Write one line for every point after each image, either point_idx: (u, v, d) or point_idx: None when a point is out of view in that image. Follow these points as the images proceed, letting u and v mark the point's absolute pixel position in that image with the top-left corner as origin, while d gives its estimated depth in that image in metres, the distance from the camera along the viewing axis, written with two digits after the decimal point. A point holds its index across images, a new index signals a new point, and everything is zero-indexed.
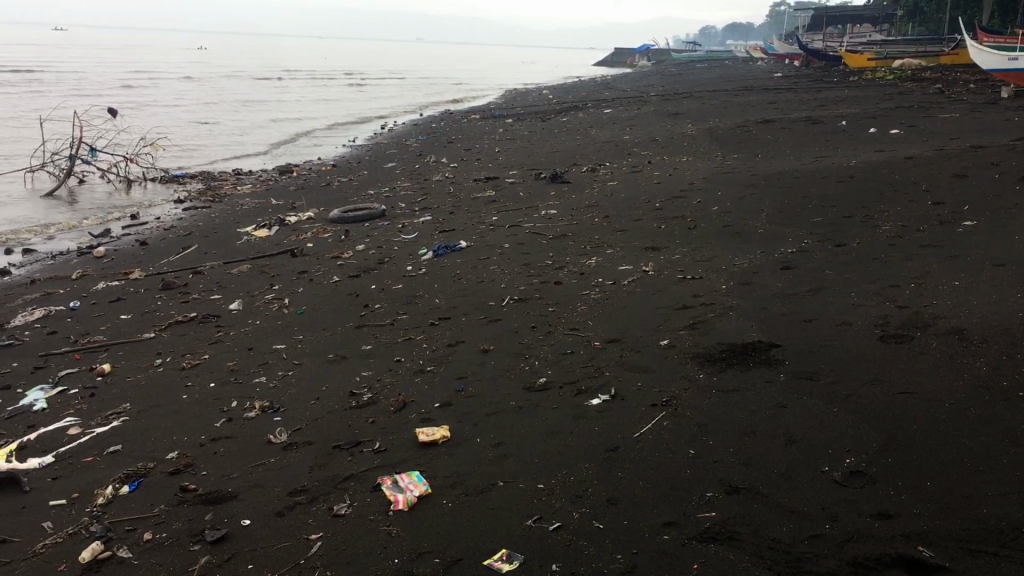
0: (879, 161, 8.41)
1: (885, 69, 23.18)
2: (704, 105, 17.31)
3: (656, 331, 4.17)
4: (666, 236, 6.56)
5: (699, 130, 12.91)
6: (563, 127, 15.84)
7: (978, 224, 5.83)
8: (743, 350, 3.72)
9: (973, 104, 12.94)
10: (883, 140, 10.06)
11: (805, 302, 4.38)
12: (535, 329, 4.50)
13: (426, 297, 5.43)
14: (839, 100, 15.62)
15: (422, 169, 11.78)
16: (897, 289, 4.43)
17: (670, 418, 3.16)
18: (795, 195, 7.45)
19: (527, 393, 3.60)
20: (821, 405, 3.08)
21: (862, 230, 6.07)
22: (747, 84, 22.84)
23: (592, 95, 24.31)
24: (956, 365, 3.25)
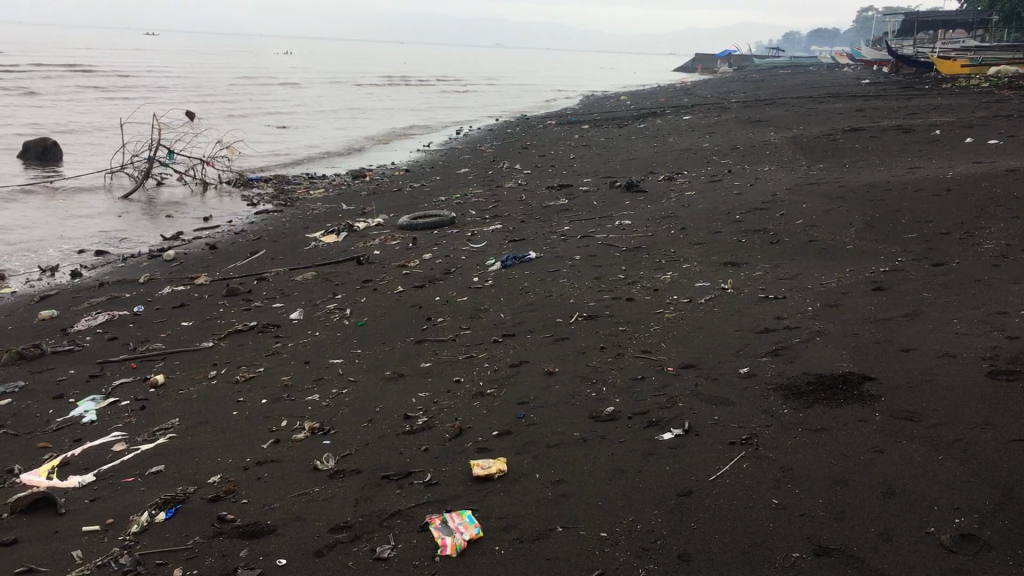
0: (977, 173, 7.90)
1: (979, 76, 22.23)
2: (787, 112, 16.76)
3: (734, 358, 3.86)
4: (745, 250, 6.22)
5: (782, 139, 12.45)
6: (641, 133, 15.53)
7: None
8: (832, 382, 3.39)
9: None
10: (980, 151, 9.50)
11: (901, 328, 4.01)
12: (604, 350, 4.22)
13: (490, 311, 5.21)
14: (930, 108, 14.93)
15: (495, 175, 11.60)
16: (1004, 316, 4.02)
17: (748, 459, 2.86)
18: (886, 208, 7.02)
19: (593, 423, 3.34)
20: (923, 452, 2.74)
21: (961, 248, 5.64)
22: (832, 91, 22.11)
23: (671, 101, 23.87)
24: None
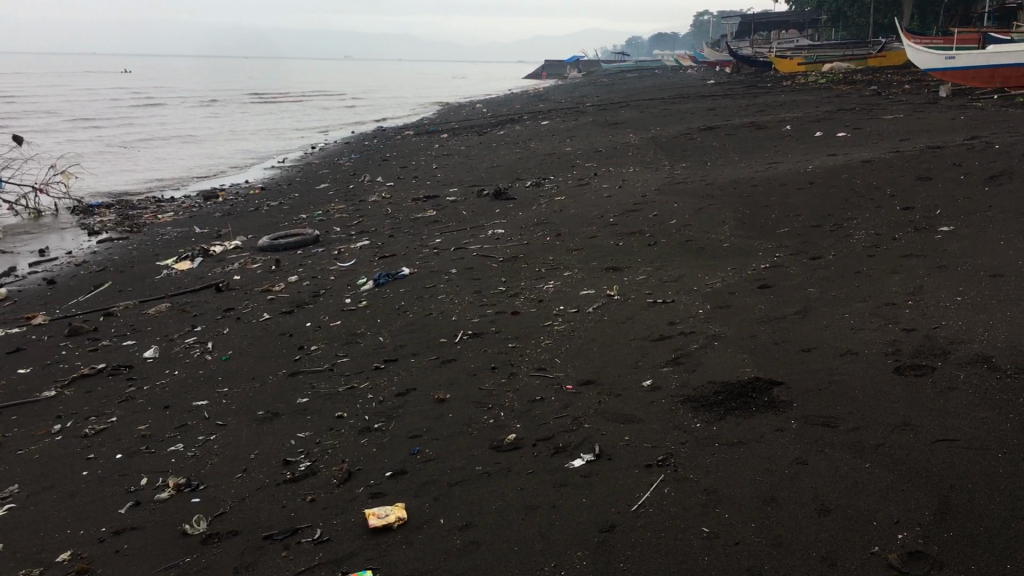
0: (836, 165, 8.05)
1: (816, 73, 23.21)
2: (642, 114, 16.96)
3: (634, 370, 3.66)
4: (624, 254, 6.08)
5: (642, 140, 12.51)
6: (502, 139, 15.39)
7: (957, 229, 5.46)
8: (740, 389, 3.22)
9: (914, 103, 12.76)
10: (833, 143, 9.75)
11: (797, 325, 3.90)
12: (495, 371, 3.95)
13: (368, 335, 4.86)
14: (777, 105, 15.38)
15: (356, 189, 11.17)
16: (895, 306, 3.96)
17: (669, 483, 2.64)
18: (755, 204, 7.04)
19: (494, 455, 3.06)
20: (849, 460, 2.59)
21: (835, 240, 5.66)
22: (681, 93, 22.65)
23: (527, 107, 23.90)
24: (994, 399, 2.76)
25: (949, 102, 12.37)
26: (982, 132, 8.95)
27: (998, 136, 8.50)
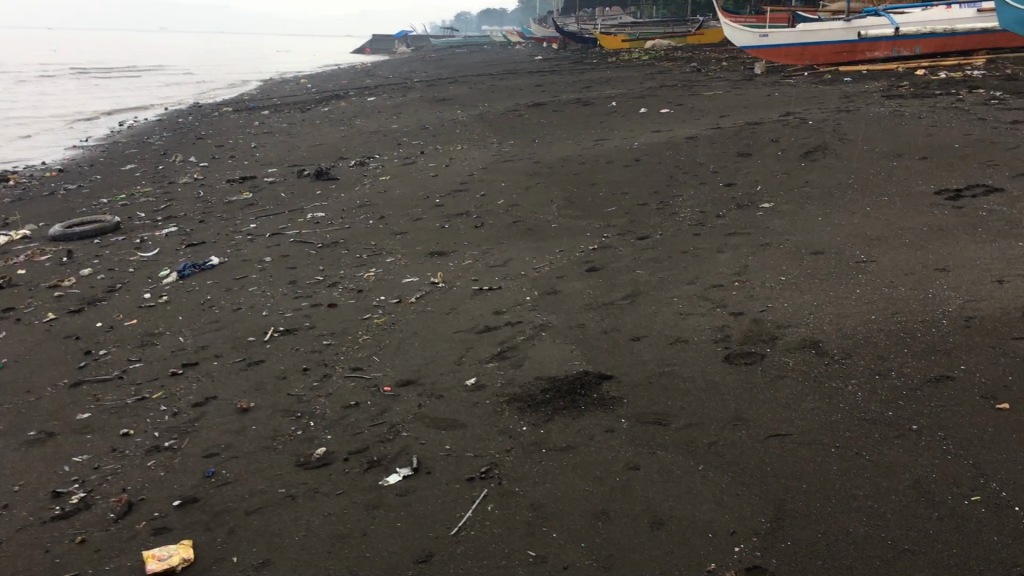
0: (661, 142, 8.06)
1: (639, 50, 23.68)
2: (470, 90, 16.70)
3: (458, 367, 3.40)
4: (450, 237, 5.81)
5: (469, 117, 12.26)
6: (326, 116, 14.80)
7: (777, 205, 5.49)
8: (568, 386, 3.01)
9: (731, 80, 13.09)
10: (657, 119, 9.82)
11: (625, 311, 3.74)
12: (307, 373, 3.60)
13: (167, 335, 4.38)
14: (602, 81, 15.48)
15: (166, 171, 10.37)
16: (722, 287, 3.87)
17: (492, 499, 2.40)
18: (583, 181, 6.92)
19: (300, 475, 2.73)
20: (683, 463, 2.41)
21: (661, 219, 5.59)
22: (509, 69, 22.55)
23: (354, 82, 23.20)
24: (823, 386, 2.65)
25: (765, 79, 12.77)
26: (796, 108, 9.22)
27: (811, 112, 8.76)
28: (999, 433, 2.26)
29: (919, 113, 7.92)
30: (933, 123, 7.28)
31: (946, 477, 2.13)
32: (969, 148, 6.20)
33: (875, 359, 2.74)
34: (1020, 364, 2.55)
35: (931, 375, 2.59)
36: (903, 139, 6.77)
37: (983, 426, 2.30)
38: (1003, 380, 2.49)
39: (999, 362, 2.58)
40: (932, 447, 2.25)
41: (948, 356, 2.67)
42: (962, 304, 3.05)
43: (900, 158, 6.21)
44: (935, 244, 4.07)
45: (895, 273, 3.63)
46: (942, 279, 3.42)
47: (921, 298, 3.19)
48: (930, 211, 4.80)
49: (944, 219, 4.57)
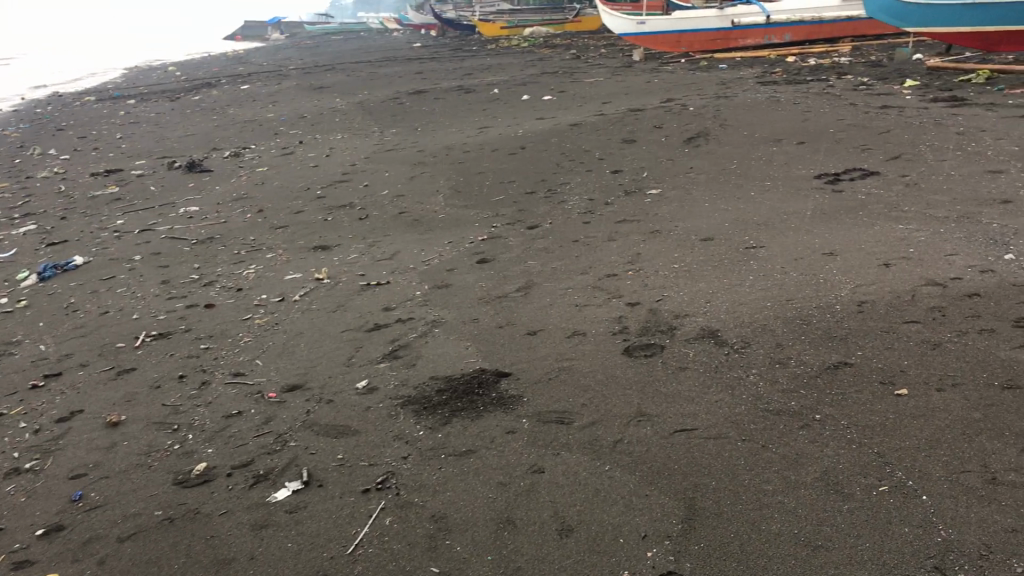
0: (545, 129, 8.01)
1: (518, 37, 23.67)
2: (348, 78, 16.33)
3: (347, 369, 3.22)
4: (333, 230, 5.59)
5: (349, 105, 11.96)
6: (198, 105, 14.21)
7: (663, 192, 5.50)
8: (465, 386, 2.89)
9: (611, 67, 13.19)
10: (540, 106, 9.78)
11: (519, 304, 3.64)
12: (184, 381, 3.35)
13: (26, 344, 4.03)
14: (482, 68, 15.38)
15: (22, 164, 9.71)
16: (616, 277, 3.81)
17: (391, 511, 2.25)
18: (468, 170, 6.80)
19: (179, 494, 2.52)
20: (588, 463, 2.32)
21: (549, 207, 5.52)
22: (387, 56, 22.19)
23: (226, 70, 22.38)
24: (725, 377, 2.60)
25: (643, 65, 12.92)
26: (675, 95, 9.33)
27: (690, 98, 8.87)
28: (900, 419, 2.25)
29: (793, 99, 8.12)
30: (808, 108, 7.47)
31: (853, 466, 2.10)
32: (843, 133, 6.37)
33: (774, 348, 2.72)
34: (914, 348, 2.57)
35: (830, 362, 2.57)
36: (781, 124, 6.91)
37: (885, 412, 2.29)
38: (900, 364, 2.50)
39: (894, 347, 2.59)
40: (837, 437, 2.22)
41: (844, 342, 2.67)
42: (853, 288, 3.07)
43: (779, 143, 6.33)
44: (819, 228, 4.13)
45: (785, 258, 3.65)
46: (831, 263, 3.45)
47: (813, 283, 3.20)
48: (811, 195, 4.88)
49: (826, 203, 4.65)
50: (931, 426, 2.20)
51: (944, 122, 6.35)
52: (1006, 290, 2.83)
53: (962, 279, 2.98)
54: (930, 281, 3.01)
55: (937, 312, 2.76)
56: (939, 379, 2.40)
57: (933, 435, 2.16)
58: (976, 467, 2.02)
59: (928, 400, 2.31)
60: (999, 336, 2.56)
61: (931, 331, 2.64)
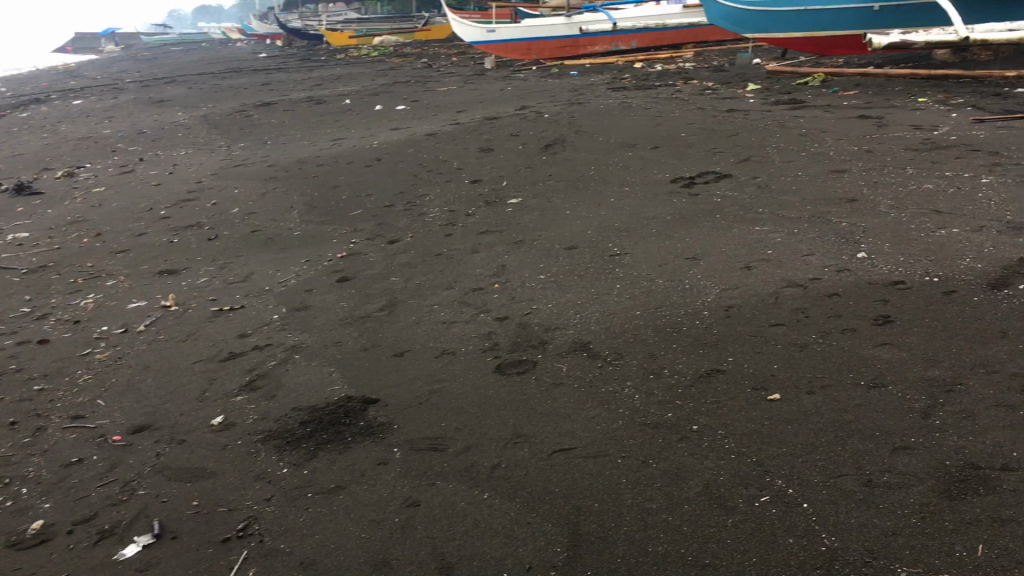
0: (400, 139, 7.86)
1: (367, 46, 23.36)
2: (190, 91, 15.66)
3: (201, 405, 2.99)
4: (180, 253, 5.27)
5: (192, 119, 11.45)
6: (25, 123, 13.30)
7: (524, 200, 5.46)
8: (330, 415, 2.72)
9: (463, 76, 13.15)
10: (393, 117, 9.61)
11: (383, 324, 3.49)
12: (16, 428, 3.04)
13: None
14: (332, 79, 15.06)
15: None
16: (482, 291, 3.72)
17: (256, 561, 2.07)
18: (323, 184, 6.57)
19: (12, 559, 2.25)
20: (466, 492, 2.21)
21: (409, 220, 5.38)
22: (231, 67, 21.46)
23: (56, 85, 21.11)
24: (600, 392, 2.54)
25: (496, 73, 12.94)
26: (529, 102, 9.36)
27: (544, 105, 8.91)
28: (776, 425, 2.24)
29: (644, 104, 8.26)
30: (659, 113, 7.61)
31: (735, 478, 2.06)
32: (694, 137, 6.51)
33: (646, 358, 2.68)
34: (783, 352, 2.57)
35: (703, 370, 2.55)
36: (634, 130, 7.00)
37: (760, 418, 2.27)
38: (771, 369, 2.49)
39: (764, 351, 2.59)
40: (716, 448, 2.18)
41: (715, 349, 2.66)
42: (718, 293, 3.08)
43: (634, 148, 6.40)
44: (680, 233, 4.16)
45: (649, 265, 3.65)
46: (695, 268, 3.46)
47: (679, 290, 3.19)
48: (669, 199, 4.94)
49: (684, 207, 4.70)
50: (806, 431, 2.19)
51: (788, 124, 6.58)
52: (863, 288, 2.89)
53: (821, 279, 3.04)
54: (791, 283, 3.05)
55: (801, 314, 2.78)
56: (809, 381, 2.40)
57: (808, 440, 2.16)
58: (853, 471, 2.02)
59: (801, 404, 2.31)
60: (861, 335, 2.60)
61: (797, 333, 2.66)
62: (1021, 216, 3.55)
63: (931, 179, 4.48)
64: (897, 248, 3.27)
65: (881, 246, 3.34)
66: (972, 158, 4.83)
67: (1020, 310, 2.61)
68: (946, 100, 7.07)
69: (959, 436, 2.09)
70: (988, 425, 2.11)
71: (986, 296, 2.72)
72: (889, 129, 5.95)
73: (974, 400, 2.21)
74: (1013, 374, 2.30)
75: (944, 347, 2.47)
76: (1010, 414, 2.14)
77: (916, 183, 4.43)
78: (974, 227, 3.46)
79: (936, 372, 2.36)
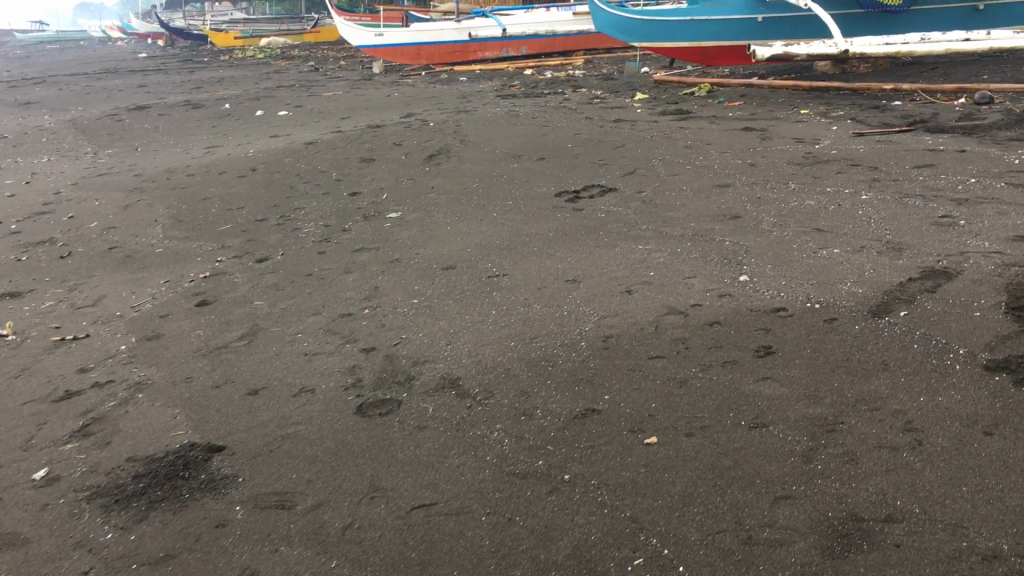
0: (278, 148, 7.51)
1: (253, 48, 22.68)
2: (60, 92, 14.83)
3: (23, 456, 2.65)
4: (27, 273, 4.83)
5: (57, 123, 10.77)
6: None
7: (404, 214, 5.23)
8: (168, 466, 2.43)
9: (350, 80, 12.80)
10: (274, 123, 9.23)
11: (241, 356, 3.20)
12: None
13: None
14: (212, 82, 14.48)
15: None
16: (351, 317, 3.47)
17: None
18: (192, 196, 6.19)
19: None
20: (311, 557, 1.96)
21: (281, 236, 5.08)
22: (106, 67, 20.50)
23: None
24: (466, 438, 2.33)
25: (384, 78, 12.65)
26: (415, 109, 9.12)
27: (430, 113, 8.68)
28: (652, 474, 2.07)
29: (532, 113, 8.12)
30: (546, 123, 7.48)
31: (607, 537, 1.88)
32: (581, 148, 6.39)
33: (518, 397, 2.49)
34: (661, 388, 2.42)
35: (578, 410, 2.37)
36: (521, 140, 6.85)
37: (636, 466, 2.10)
38: (648, 408, 2.33)
39: (641, 388, 2.43)
40: (588, 502, 2.00)
41: (591, 386, 2.48)
42: (597, 322, 2.91)
43: (520, 160, 6.23)
44: (562, 251, 4.00)
45: (528, 287, 3.47)
46: (574, 292, 3.30)
47: (557, 317, 3.02)
48: (553, 214, 4.78)
49: (568, 223, 4.55)
50: (683, 480, 2.03)
51: (674, 136, 6.53)
52: (745, 315, 2.77)
53: (701, 305, 2.91)
54: (672, 309, 2.91)
55: (681, 345, 2.64)
56: (687, 422, 2.25)
57: (685, 491, 1.99)
58: (733, 526, 1.87)
59: (679, 449, 2.15)
60: (742, 368, 2.47)
61: (676, 367, 2.52)
62: (900, 235, 3.52)
63: (812, 195, 4.45)
64: (778, 272, 3.18)
65: (762, 268, 3.25)
66: (853, 173, 4.83)
67: (901, 339, 2.52)
68: (828, 112, 7.15)
69: (841, 483, 1.96)
70: (870, 469, 1.99)
71: (868, 323, 2.63)
72: (772, 142, 5.95)
73: (856, 441, 2.10)
74: (895, 412, 2.20)
75: (827, 381, 2.36)
76: (893, 457, 2.03)
77: (799, 199, 4.39)
78: (855, 247, 3.40)
79: (817, 411, 2.23)
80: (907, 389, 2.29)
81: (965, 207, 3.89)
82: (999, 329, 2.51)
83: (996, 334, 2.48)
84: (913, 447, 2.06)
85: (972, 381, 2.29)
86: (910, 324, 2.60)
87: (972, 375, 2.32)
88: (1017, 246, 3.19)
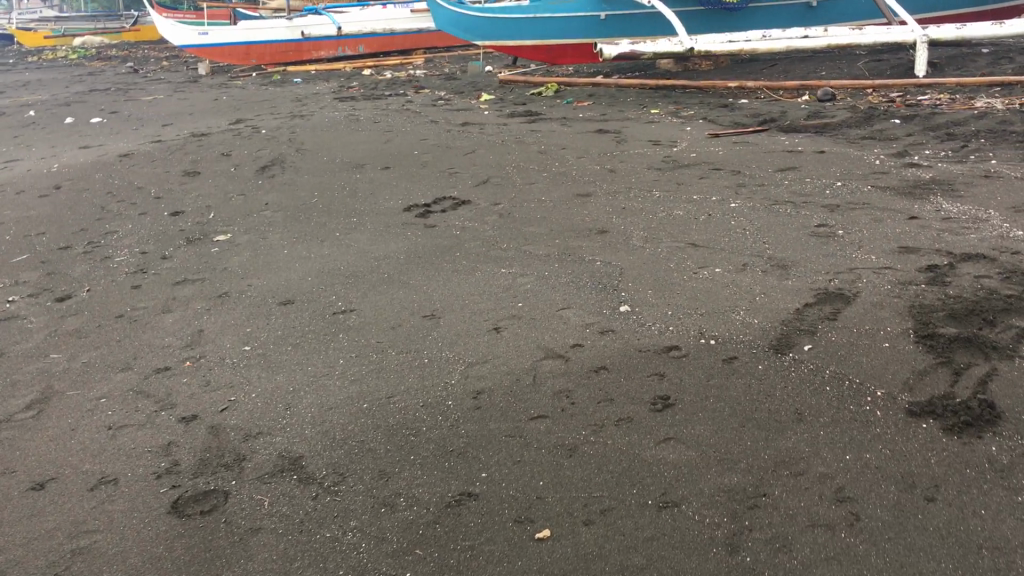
0: (87, 161, 6.70)
1: (66, 48, 21.01)
2: None
3: None
4: None
5: None
6: None
7: (234, 236, 4.64)
8: None
9: (173, 82, 11.86)
10: (85, 132, 8.32)
11: (27, 435, 2.59)
12: None
13: None
14: (17, 86, 13.17)
15: None
16: (169, 373, 2.91)
17: None
18: None
19: None
20: None
21: (89, 268, 4.39)
22: None
23: None
24: (314, 545, 1.85)
25: (211, 80, 11.79)
26: (245, 114, 8.42)
27: (263, 118, 8.02)
28: None
29: (373, 117, 7.62)
30: (389, 128, 7.00)
31: None
32: (427, 155, 5.95)
33: (376, 480, 2.03)
34: (548, 461, 2.02)
35: (450, 496, 1.94)
36: (362, 147, 6.34)
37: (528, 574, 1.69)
38: (535, 490, 1.93)
39: (524, 461, 2.03)
40: None
41: (464, 461, 2.06)
42: (464, 373, 2.49)
43: (362, 169, 5.74)
44: (416, 277, 3.56)
45: (380, 327, 3.01)
46: (434, 331, 2.87)
47: (416, 368, 2.57)
48: (401, 232, 4.32)
49: (418, 243, 4.10)
50: None
51: (525, 140, 6.19)
52: (633, 359, 2.42)
53: (582, 347, 2.54)
54: (549, 353, 2.52)
55: (565, 401, 2.25)
56: (584, 506, 1.86)
57: None
58: None
59: (577, 544, 1.75)
60: (640, 428, 2.10)
61: (563, 431, 2.12)
62: (781, 250, 3.26)
63: (679, 204, 4.18)
64: (661, 299, 2.84)
65: (642, 295, 2.91)
66: (716, 178, 4.60)
67: (811, 381, 2.22)
68: (677, 112, 6.99)
69: None
70: (807, 560, 1.64)
71: (771, 363, 2.32)
72: (628, 145, 5.70)
73: (785, 519, 1.75)
74: (822, 476, 1.87)
75: (738, 441, 2.02)
76: (830, 540, 1.69)
77: (666, 209, 4.11)
78: (737, 266, 3.11)
79: (734, 480, 1.89)
80: (830, 445, 1.97)
81: (839, 214, 3.69)
82: (914, 364, 2.24)
83: (913, 370, 2.21)
84: (851, 524, 1.73)
85: (898, 430, 1.99)
86: (818, 362, 2.30)
87: (896, 422, 2.02)
88: (907, 258, 2.97)
